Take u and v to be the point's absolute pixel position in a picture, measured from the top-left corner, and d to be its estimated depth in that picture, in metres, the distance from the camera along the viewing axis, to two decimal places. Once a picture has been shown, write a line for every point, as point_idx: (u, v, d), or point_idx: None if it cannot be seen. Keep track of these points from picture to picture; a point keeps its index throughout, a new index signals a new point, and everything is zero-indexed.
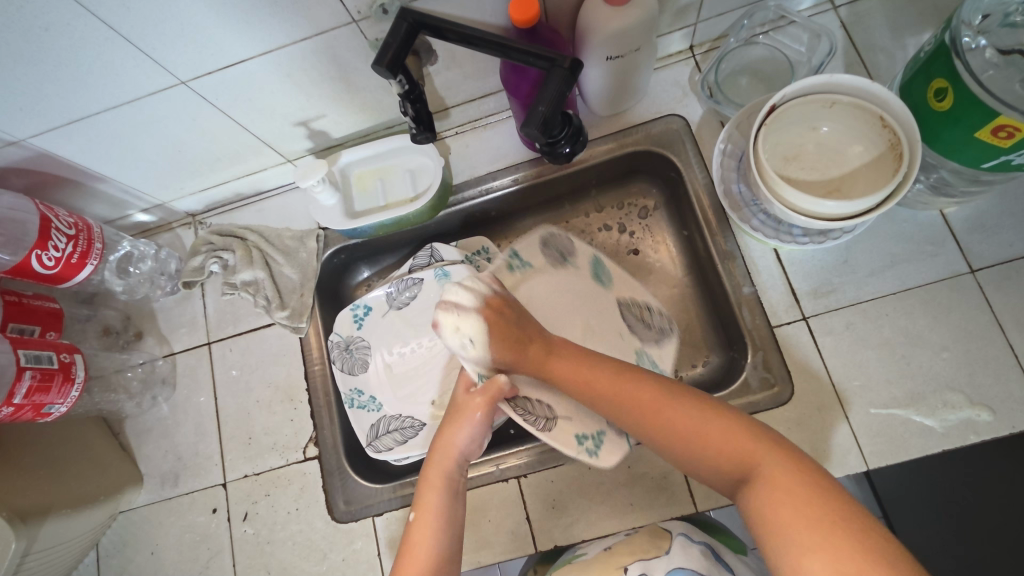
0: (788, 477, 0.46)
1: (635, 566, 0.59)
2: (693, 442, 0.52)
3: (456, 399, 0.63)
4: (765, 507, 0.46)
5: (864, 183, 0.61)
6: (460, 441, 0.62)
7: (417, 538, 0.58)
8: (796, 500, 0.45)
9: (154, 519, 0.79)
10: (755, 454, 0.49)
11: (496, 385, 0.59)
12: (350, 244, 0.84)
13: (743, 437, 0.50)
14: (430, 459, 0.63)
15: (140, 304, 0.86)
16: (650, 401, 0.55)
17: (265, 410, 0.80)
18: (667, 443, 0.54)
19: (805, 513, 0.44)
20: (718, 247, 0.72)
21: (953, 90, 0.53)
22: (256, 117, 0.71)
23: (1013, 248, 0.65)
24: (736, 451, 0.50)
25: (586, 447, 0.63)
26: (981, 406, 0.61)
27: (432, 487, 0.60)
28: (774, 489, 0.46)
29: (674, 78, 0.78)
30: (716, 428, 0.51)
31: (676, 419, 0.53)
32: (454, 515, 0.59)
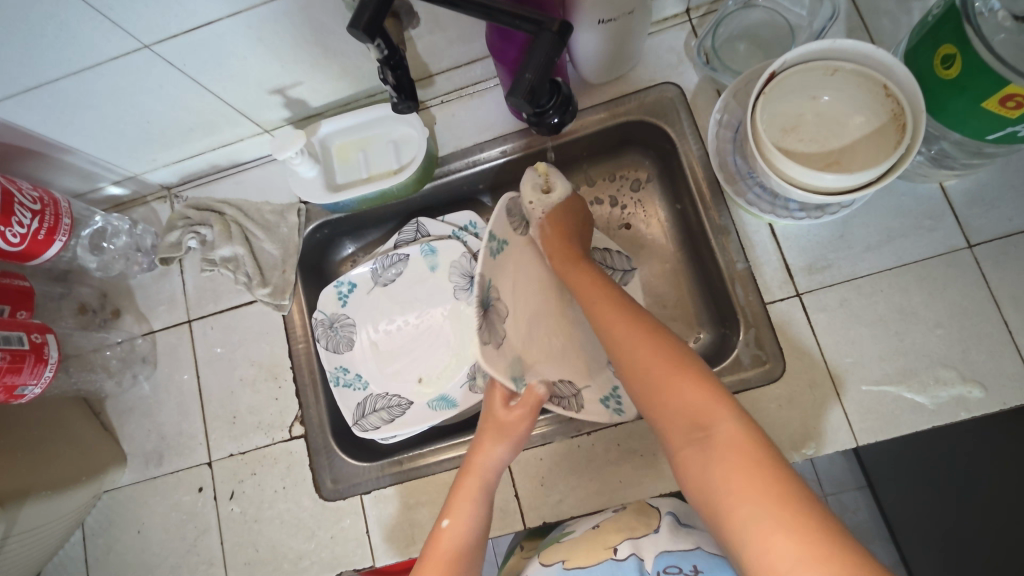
0: (744, 442, 0.45)
1: (624, 546, 0.58)
2: (659, 395, 0.50)
3: (493, 415, 0.64)
4: (718, 470, 0.45)
5: (865, 155, 0.59)
6: (497, 457, 0.62)
7: (444, 541, 0.58)
8: (752, 471, 0.43)
9: (139, 498, 0.78)
10: (716, 411, 0.47)
11: (534, 394, 0.63)
12: (332, 218, 0.81)
13: (707, 395, 0.48)
14: (467, 467, 0.63)
15: (117, 280, 0.83)
16: (629, 342, 0.54)
17: (249, 388, 0.79)
18: (639, 390, 0.53)
19: (754, 474, 0.43)
20: (712, 221, 0.70)
21: (962, 57, 0.51)
22: (227, 83, 0.67)
23: (1012, 223, 0.63)
24: (696, 408, 0.48)
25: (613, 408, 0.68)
26: (973, 383, 0.61)
27: (467, 493, 0.60)
28: (728, 452, 0.45)
29: (668, 44, 0.74)
30: (684, 382, 0.49)
31: (652, 365, 0.52)
32: (483, 527, 0.59)
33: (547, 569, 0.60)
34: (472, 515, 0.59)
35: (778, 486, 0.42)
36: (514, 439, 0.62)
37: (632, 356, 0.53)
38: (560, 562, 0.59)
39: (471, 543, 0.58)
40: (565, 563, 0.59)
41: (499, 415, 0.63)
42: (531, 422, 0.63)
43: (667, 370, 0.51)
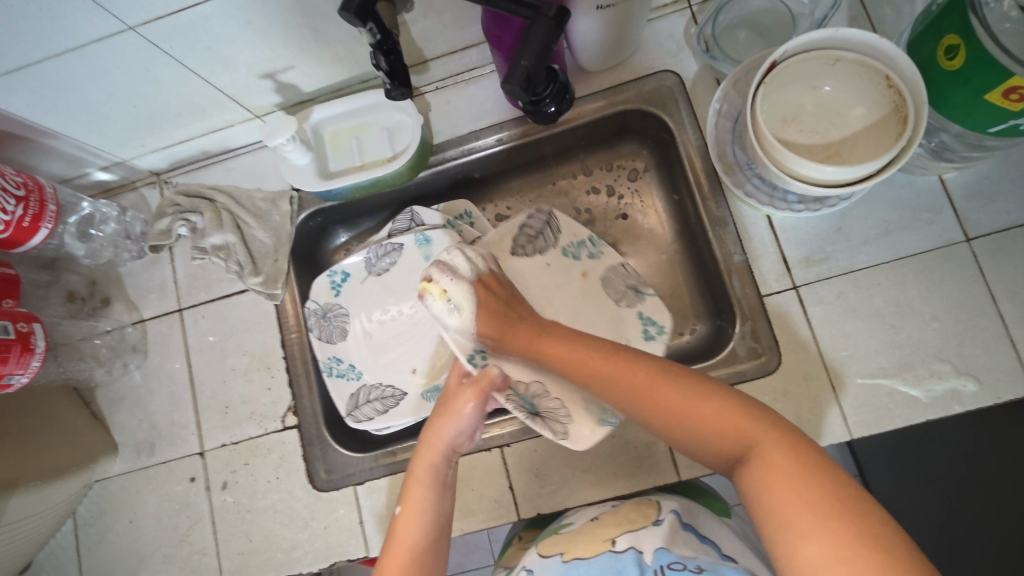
0: (785, 456, 0.44)
1: (623, 538, 0.57)
2: (683, 424, 0.49)
3: (445, 391, 0.63)
4: (756, 489, 0.44)
5: (865, 147, 0.58)
6: (446, 435, 0.59)
7: (401, 533, 0.56)
8: (797, 484, 0.42)
9: (131, 488, 0.77)
10: (752, 433, 0.46)
11: (488, 375, 0.60)
12: (325, 206, 0.80)
13: (738, 417, 0.47)
14: (416, 452, 0.60)
15: (106, 268, 0.82)
16: (636, 383, 0.52)
17: (241, 378, 0.78)
18: (662, 429, 0.51)
19: (800, 488, 0.42)
20: (709, 212, 0.70)
21: (967, 47, 0.50)
22: (215, 66, 0.65)
23: (1011, 216, 0.63)
24: (726, 430, 0.47)
25: (653, 334, 0.71)
26: (968, 376, 0.61)
27: (417, 480, 0.58)
28: (771, 471, 0.43)
29: (668, 31, 0.73)
30: (706, 408, 0.48)
31: (668, 401, 0.50)
32: (443, 511, 0.58)
33: (546, 560, 0.59)
34: (428, 500, 0.57)
35: (819, 491, 0.41)
36: (457, 415, 0.60)
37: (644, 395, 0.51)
38: (558, 554, 0.58)
39: (430, 529, 0.56)
40: (564, 556, 0.58)
41: (449, 388, 0.63)
42: (482, 401, 0.60)
43: (683, 400, 0.49)
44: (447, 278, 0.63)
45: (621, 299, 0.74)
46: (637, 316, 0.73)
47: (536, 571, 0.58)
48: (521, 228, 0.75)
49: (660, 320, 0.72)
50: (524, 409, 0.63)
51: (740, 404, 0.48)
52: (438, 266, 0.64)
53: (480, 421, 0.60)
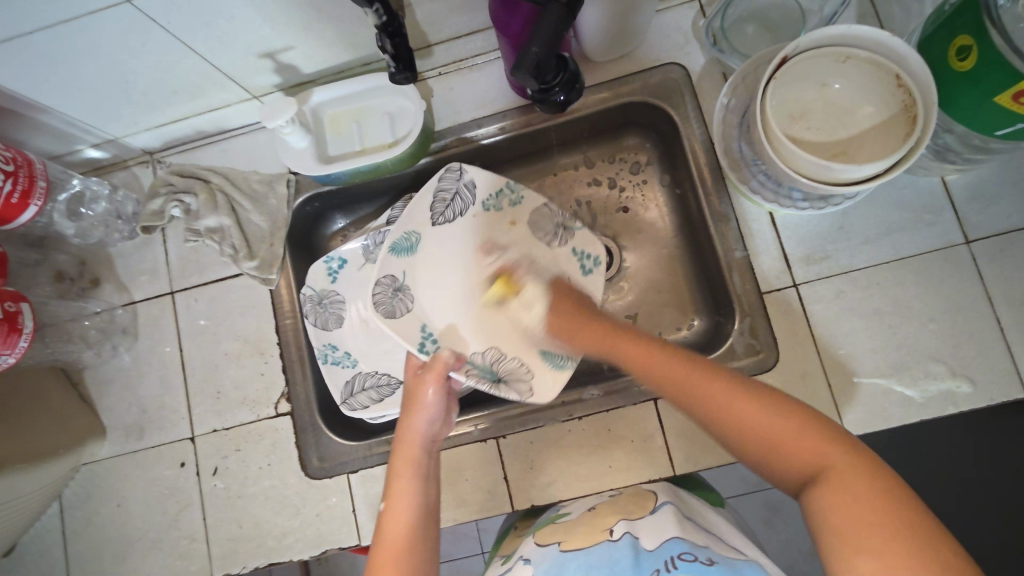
0: (864, 483, 0.43)
1: (619, 528, 0.57)
2: (763, 441, 0.48)
3: (406, 386, 0.64)
4: (837, 516, 0.42)
5: (872, 147, 0.58)
6: (419, 426, 0.60)
7: (392, 528, 0.55)
8: (875, 510, 0.41)
9: (120, 472, 0.76)
10: (830, 456, 0.45)
11: (441, 359, 0.64)
12: (323, 191, 0.79)
13: (816, 439, 0.46)
14: (394, 448, 0.60)
15: (95, 248, 0.80)
16: (711, 395, 0.51)
17: (234, 363, 0.77)
18: (740, 449, 0.49)
19: (877, 515, 0.41)
20: (711, 208, 0.69)
21: (978, 48, 0.50)
22: (213, 43, 0.63)
23: (1011, 220, 0.63)
24: (808, 454, 0.46)
25: (590, 267, 0.74)
26: (962, 378, 0.61)
27: (400, 475, 0.58)
28: (850, 496, 0.42)
29: (676, 23, 0.72)
30: (790, 428, 0.47)
31: (744, 414, 0.49)
32: (428, 499, 0.58)
33: (543, 548, 0.58)
34: (411, 493, 0.57)
35: (900, 518, 0.41)
36: (428, 403, 0.62)
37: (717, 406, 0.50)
38: (556, 543, 0.58)
39: (413, 521, 0.55)
40: (562, 545, 0.57)
41: (408, 384, 0.64)
42: (442, 385, 0.63)
43: (766, 419, 0.48)
44: (528, 281, 0.73)
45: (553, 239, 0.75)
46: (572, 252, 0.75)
47: (535, 559, 0.57)
48: (437, 195, 0.73)
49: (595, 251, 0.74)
50: (484, 378, 0.68)
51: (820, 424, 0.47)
52: (517, 266, 0.74)
53: (447, 405, 0.63)
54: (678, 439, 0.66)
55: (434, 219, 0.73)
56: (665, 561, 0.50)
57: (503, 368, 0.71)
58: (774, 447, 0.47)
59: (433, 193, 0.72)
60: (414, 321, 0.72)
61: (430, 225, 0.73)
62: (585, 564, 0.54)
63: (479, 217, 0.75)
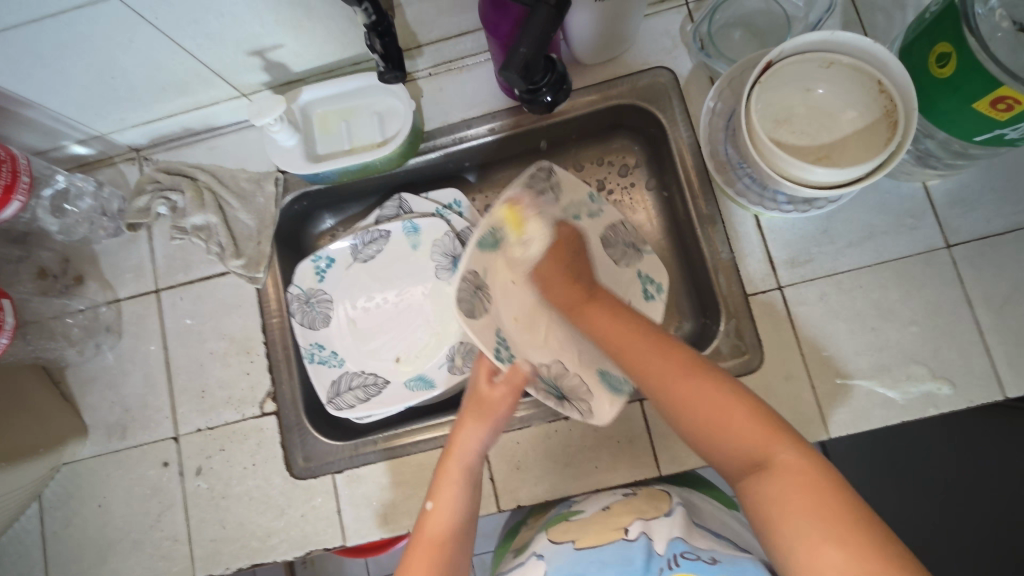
0: (803, 470, 0.44)
1: (634, 527, 0.57)
2: (706, 424, 0.49)
3: (477, 392, 0.62)
4: (771, 499, 0.44)
5: (855, 151, 0.58)
6: (478, 435, 0.60)
7: (434, 528, 0.55)
8: (809, 494, 0.43)
9: (102, 471, 0.75)
10: (770, 445, 0.46)
11: (519, 372, 0.62)
12: (311, 189, 0.78)
13: (760, 426, 0.47)
14: (445, 454, 0.60)
15: (80, 245, 0.79)
16: (664, 373, 0.52)
17: (219, 362, 0.76)
18: (678, 423, 0.51)
19: (814, 498, 0.42)
20: (698, 210, 0.70)
21: (958, 56, 0.51)
22: (201, 40, 0.63)
23: (990, 224, 0.64)
24: (750, 437, 0.47)
25: (652, 293, 0.72)
26: (943, 380, 0.62)
27: (449, 479, 0.58)
28: (789, 481, 0.44)
29: (664, 27, 0.73)
30: (733, 413, 0.48)
31: (693, 392, 0.50)
32: (472, 508, 0.57)
33: (557, 546, 0.58)
34: (458, 500, 0.57)
35: (832, 504, 0.42)
36: (495, 420, 0.60)
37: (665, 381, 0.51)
38: (570, 541, 0.58)
39: (458, 528, 0.56)
40: (576, 543, 0.57)
41: (478, 388, 0.63)
42: (514, 402, 0.61)
43: (712, 395, 0.49)
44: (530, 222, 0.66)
45: (620, 258, 0.73)
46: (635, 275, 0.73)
47: (547, 555, 0.58)
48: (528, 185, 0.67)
49: (659, 279, 0.72)
50: (551, 398, 0.65)
51: (769, 415, 0.48)
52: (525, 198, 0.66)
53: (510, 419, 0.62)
54: (664, 440, 0.66)
55: (520, 216, 0.69)
56: (669, 559, 0.52)
57: (567, 384, 0.67)
58: (714, 425, 0.48)
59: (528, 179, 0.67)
60: (489, 325, 0.66)
61: None
62: (597, 563, 0.55)
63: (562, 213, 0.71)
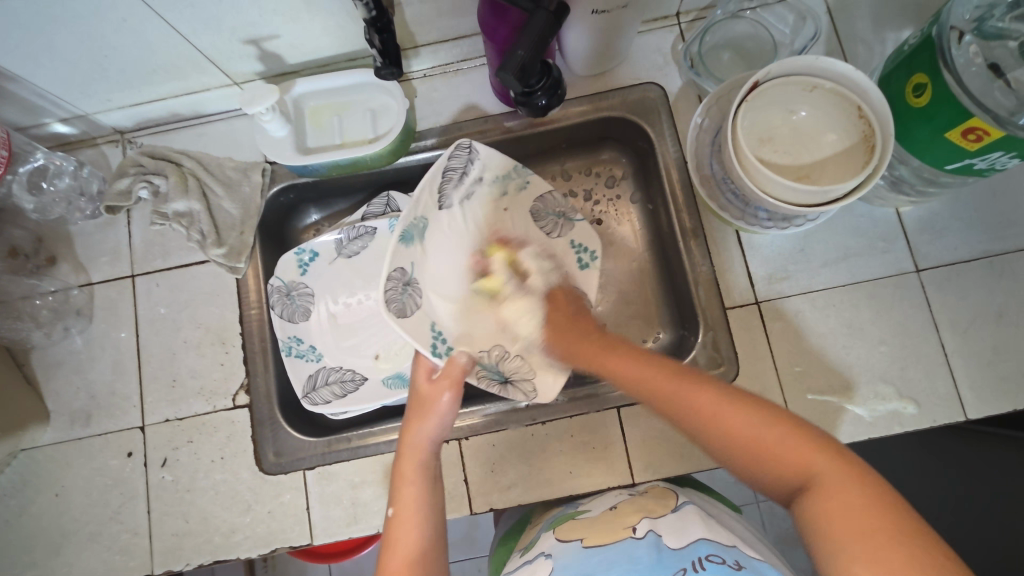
0: (848, 488, 0.40)
1: (642, 526, 0.55)
2: (747, 447, 0.46)
3: (416, 391, 0.63)
4: (819, 522, 0.40)
5: (834, 172, 0.60)
6: (428, 432, 0.59)
7: (398, 530, 0.53)
8: (859, 514, 0.39)
9: (61, 459, 0.73)
10: (815, 464, 0.42)
11: (455, 364, 0.63)
12: (299, 182, 0.78)
13: (802, 445, 0.44)
14: (397, 455, 0.59)
15: (55, 225, 0.78)
16: (696, 401, 0.49)
17: (193, 352, 0.75)
18: (714, 451, 0.48)
19: (863, 518, 0.39)
20: (681, 223, 0.71)
21: (932, 87, 0.53)
22: (198, 25, 0.63)
23: (957, 251, 0.67)
24: (791, 457, 0.44)
25: (587, 261, 0.75)
26: (909, 399, 0.64)
27: (406, 479, 0.56)
28: (832, 500, 0.40)
29: (656, 45, 0.75)
30: (771, 433, 0.45)
31: (723, 417, 0.47)
32: (434, 502, 0.56)
33: (564, 545, 0.57)
34: (420, 498, 0.55)
35: (882, 521, 0.38)
36: (439, 409, 0.60)
37: (697, 411, 0.49)
38: (578, 540, 0.57)
39: (423, 526, 0.53)
40: (584, 541, 0.56)
41: (421, 388, 0.63)
42: (457, 392, 0.61)
43: (750, 422, 0.46)
44: (532, 273, 0.72)
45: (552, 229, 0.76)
46: (569, 244, 0.76)
47: (555, 554, 0.56)
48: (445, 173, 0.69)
49: (591, 246, 0.75)
50: (491, 381, 0.69)
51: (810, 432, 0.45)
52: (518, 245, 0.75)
53: (458, 414, 0.61)
54: (639, 448, 0.67)
55: (441, 203, 0.71)
56: (692, 561, 0.49)
57: (509, 367, 0.70)
58: (752, 447, 0.45)
59: (442, 170, 0.69)
60: (422, 320, 0.68)
61: (435, 210, 0.70)
62: (604, 560, 0.53)
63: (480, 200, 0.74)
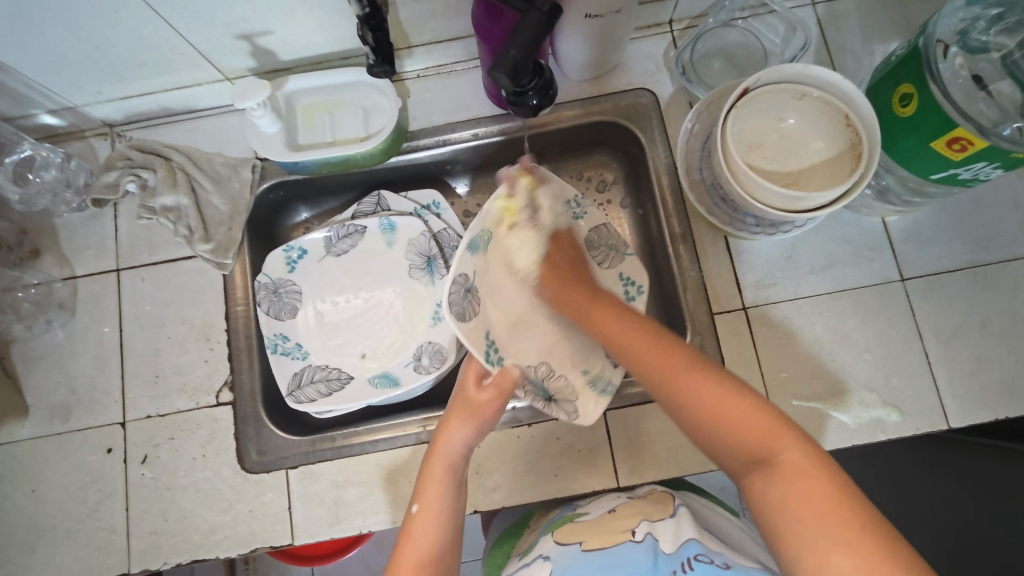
0: (806, 467, 0.43)
1: (640, 528, 0.56)
2: (711, 417, 0.47)
3: (462, 395, 0.60)
4: (778, 497, 0.43)
5: (821, 179, 0.61)
6: (464, 438, 0.58)
7: (415, 533, 0.53)
8: (813, 493, 0.41)
9: (39, 455, 0.71)
10: (775, 441, 0.45)
11: (506, 376, 0.61)
12: (289, 179, 0.77)
13: (765, 420, 0.46)
14: (430, 455, 0.58)
15: (40, 217, 0.77)
16: (669, 368, 0.51)
17: (177, 348, 0.74)
18: (679, 415, 0.50)
19: (816, 496, 0.41)
20: (671, 228, 0.72)
21: (918, 97, 0.54)
22: (190, 19, 0.62)
23: (941, 261, 0.68)
24: (753, 432, 0.45)
25: (633, 295, 0.73)
26: (892, 407, 0.65)
27: (435, 482, 0.56)
28: (791, 478, 0.43)
29: (649, 51, 0.76)
30: (737, 405, 0.47)
31: (694, 387, 0.49)
32: (456, 508, 0.56)
33: (563, 547, 0.57)
34: (446, 503, 0.55)
35: (834, 501, 0.41)
36: (482, 421, 0.58)
37: (670, 377, 0.50)
38: (577, 543, 0.57)
39: (443, 534, 0.53)
40: (583, 545, 0.56)
41: (465, 392, 0.61)
42: (502, 405, 0.59)
43: (718, 393, 0.48)
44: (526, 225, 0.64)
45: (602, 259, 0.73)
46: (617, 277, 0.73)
47: (554, 557, 0.57)
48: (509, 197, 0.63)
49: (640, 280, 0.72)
50: (540, 397, 0.66)
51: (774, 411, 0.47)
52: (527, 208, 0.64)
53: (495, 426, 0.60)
54: (625, 451, 0.67)
55: (506, 218, 0.65)
56: (681, 563, 0.50)
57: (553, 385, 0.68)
58: (716, 417, 0.47)
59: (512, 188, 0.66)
60: (479, 328, 0.64)
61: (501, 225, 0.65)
62: (602, 565, 0.54)
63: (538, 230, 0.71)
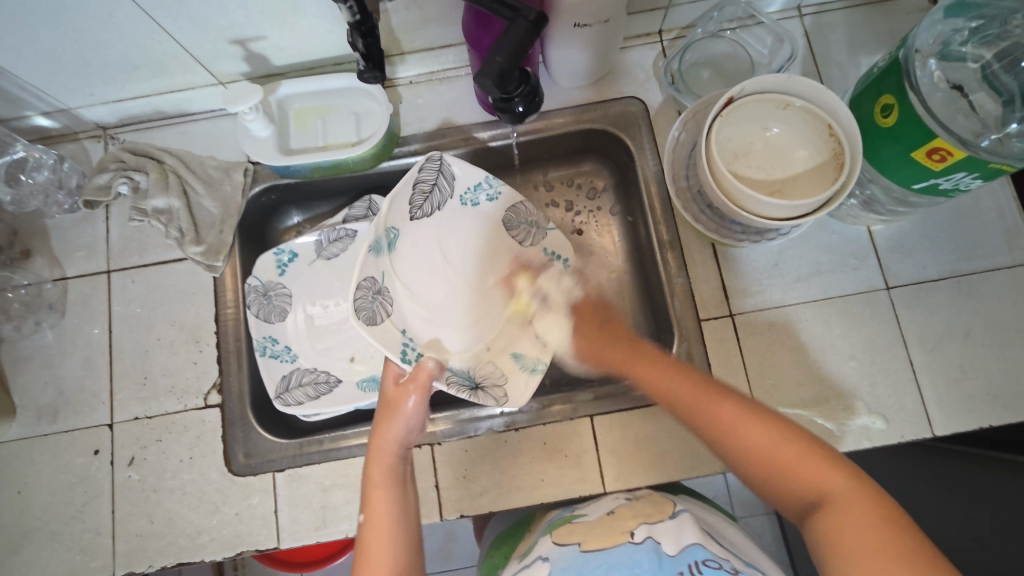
0: (854, 499, 0.44)
1: (640, 531, 0.55)
2: (760, 462, 0.49)
3: (384, 396, 0.62)
4: (830, 533, 0.43)
5: (806, 187, 0.62)
6: (394, 435, 0.58)
7: (373, 541, 0.52)
8: (862, 526, 0.42)
9: (25, 456, 0.71)
10: (824, 476, 0.46)
11: (423, 370, 0.63)
12: (281, 183, 0.78)
13: (812, 457, 0.47)
14: (366, 461, 0.58)
15: (31, 218, 0.77)
16: (715, 416, 0.52)
17: (166, 350, 0.74)
18: (733, 466, 0.51)
19: (866, 526, 0.42)
20: (659, 235, 0.72)
21: (899, 108, 0.55)
22: (184, 24, 0.63)
23: (925, 270, 0.69)
24: (803, 471, 0.47)
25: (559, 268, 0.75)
26: (877, 415, 0.65)
27: (375, 485, 0.55)
28: (841, 512, 0.44)
29: (638, 61, 0.77)
30: (785, 448, 0.48)
31: (742, 432, 0.51)
32: (406, 505, 0.55)
33: (562, 548, 0.56)
34: (393, 503, 0.54)
35: (888, 534, 0.41)
36: (404, 413, 0.59)
37: (717, 428, 0.52)
38: (576, 544, 0.56)
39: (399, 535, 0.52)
40: (583, 546, 0.55)
41: (387, 392, 0.62)
42: (423, 398, 0.61)
43: (766, 437, 0.49)
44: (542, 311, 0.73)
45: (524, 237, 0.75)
46: (543, 252, 0.75)
47: (553, 557, 0.55)
48: (416, 186, 0.70)
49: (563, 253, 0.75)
50: (461, 386, 0.67)
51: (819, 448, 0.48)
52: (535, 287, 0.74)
53: (426, 417, 0.61)
54: (612, 456, 0.67)
55: (412, 214, 0.71)
56: (688, 566, 0.48)
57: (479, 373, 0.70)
58: (764, 463, 0.49)
59: (413, 184, 0.69)
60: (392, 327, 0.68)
61: (407, 220, 0.71)
62: (604, 564, 0.52)
63: (455, 211, 0.74)
